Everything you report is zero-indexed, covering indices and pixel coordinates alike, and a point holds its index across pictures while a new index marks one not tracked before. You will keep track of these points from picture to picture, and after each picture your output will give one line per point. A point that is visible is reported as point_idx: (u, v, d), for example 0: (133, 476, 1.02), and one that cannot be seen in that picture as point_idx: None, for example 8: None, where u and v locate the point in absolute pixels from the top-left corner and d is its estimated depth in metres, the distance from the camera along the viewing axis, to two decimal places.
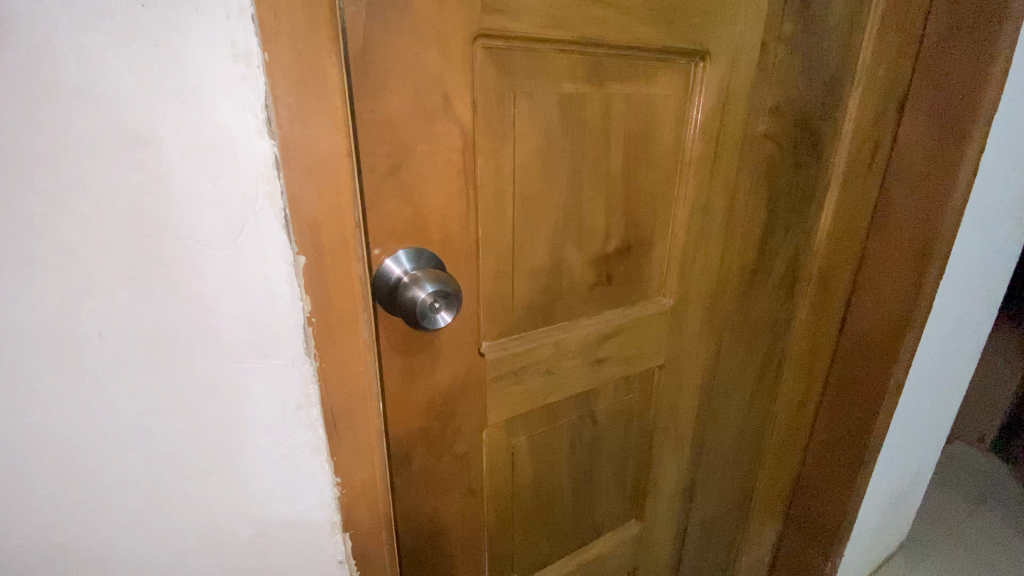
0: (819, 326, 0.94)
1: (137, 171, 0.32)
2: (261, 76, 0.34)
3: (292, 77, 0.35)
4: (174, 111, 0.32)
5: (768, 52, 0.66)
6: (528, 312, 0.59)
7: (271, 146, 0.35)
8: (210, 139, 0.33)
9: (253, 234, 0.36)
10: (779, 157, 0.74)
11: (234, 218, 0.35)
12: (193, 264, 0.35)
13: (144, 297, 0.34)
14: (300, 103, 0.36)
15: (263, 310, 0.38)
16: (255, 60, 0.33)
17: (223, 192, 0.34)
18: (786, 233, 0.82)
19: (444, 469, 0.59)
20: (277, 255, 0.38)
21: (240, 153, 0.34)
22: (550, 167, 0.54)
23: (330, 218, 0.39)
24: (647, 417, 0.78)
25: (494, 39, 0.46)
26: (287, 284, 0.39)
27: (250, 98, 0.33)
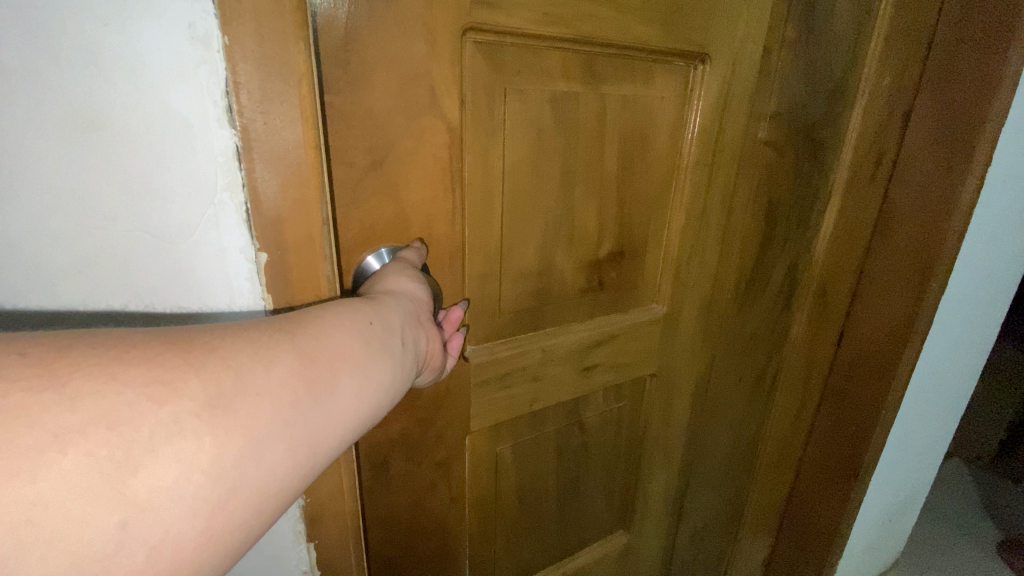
0: (817, 336, 0.94)
1: (86, 162, 0.31)
2: (221, 61, 0.32)
3: (255, 63, 0.32)
4: (125, 96, 0.30)
5: (771, 56, 0.65)
6: (514, 316, 0.57)
7: (231, 135, 0.33)
8: (164, 127, 0.32)
9: (211, 229, 0.35)
10: (779, 164, 0.73)
11: (190, 212, 0.34)
12: (145, 257, 0.34)
13: (94, 287, 0.34)
14: (263, 90, 0.33)
15: (220, 306, 0.38)
16: (214, 43, 0.31)
17: (180, 183, 0.33)
18: (785, 243, 0.81)
19: (422, 476, 0.57)
20: (238, 250, 0.37)
21: (197, 142, 0.33)
22: (540, 167, 0.52)
23: (295, 212, 0.37)
24: (637, 427, 0.76)
25: (483, 33, 0.44)
26: (248, 281, 0.38)
27: (209, 85, 0.32)
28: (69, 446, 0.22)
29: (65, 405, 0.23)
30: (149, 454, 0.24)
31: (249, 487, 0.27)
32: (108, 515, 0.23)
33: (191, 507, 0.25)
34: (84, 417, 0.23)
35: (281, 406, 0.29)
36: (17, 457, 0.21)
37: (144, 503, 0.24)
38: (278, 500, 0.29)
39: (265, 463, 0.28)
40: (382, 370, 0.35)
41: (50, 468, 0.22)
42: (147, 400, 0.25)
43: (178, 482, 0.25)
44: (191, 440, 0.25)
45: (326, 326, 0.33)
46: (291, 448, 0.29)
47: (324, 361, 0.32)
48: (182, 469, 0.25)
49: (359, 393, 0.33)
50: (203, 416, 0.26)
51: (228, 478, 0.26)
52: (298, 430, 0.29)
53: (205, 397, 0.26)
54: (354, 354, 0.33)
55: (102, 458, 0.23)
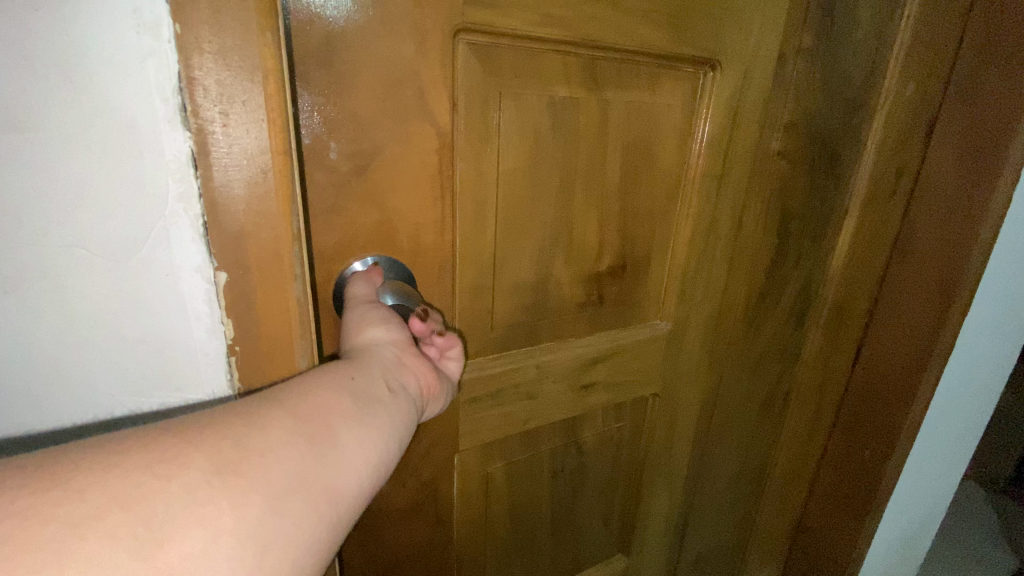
0: (828, 356, 0.91)
1: (15, 165, 0.30)
2: (171, 52, 0.30)
3: (216, 53, 0.31)
4: (61, 91, 0.29)
5: (786, 63, 0.62)
6: (508, 331, 0.55)
7: (185, 138, 0.32)
8: (106, 130, 0.30)
9: (161, 245, 0.34)
10: (793, 176, 0.70)
11: (137, 226, 0.33)
12: (89, 270, 0.33)
13: (30, 300, 0.33)
14: (225, 83, 0.32)
15: (175, 329, 0.36)
16: (164, 32, 0.30)
17: (127, 194, 0.32)
18: (798, 260, 0.77)
19: (408, 496, 0.54)
20: (195, 270, 0.35)
21: (144, 143, 0.32)
22: (536, 176, 0.50)
23: (259, 226, 0.35)
24: (638, 448, 0.73)
25: (478, 35, 0.42)
26: (206, 303, 0.37)
27: (157, 81, 0.31)
28: (87, 531, 0.22)
29: (76, 495, 0.23)
30: (171, 526, 0.24)
31: (282, 547, 0.27)
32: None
33: (230, 571, 0.25)
34: (97, 504, 0.23)
35: (287, 466, 0.28)
36: (40, 551, 0.21)
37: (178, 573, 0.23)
38: (313, 558, 0.28)
39: (288, 519, 0.27)
40: (379, 416, 0.34)
41: (74, 555, 0.22)
42: (155, 477, 0.25)
43: (210, 549, 0.24)
44: (208, 506, 0.25)
45: (314, 386, 0.33)
46: (313, 503, 0.29)
47: (318, 418, 0.31)
48: (208, 535, 0.24)
49: (365, 438, 0.32)
50: (217, 480, 0.26)
51: (257, 537, 0.26)
52: (310, 486, 0.29)
53: (211, 465, 0.26)
54: (346, 406, 0.33)
55: (127, 534, 0.23)
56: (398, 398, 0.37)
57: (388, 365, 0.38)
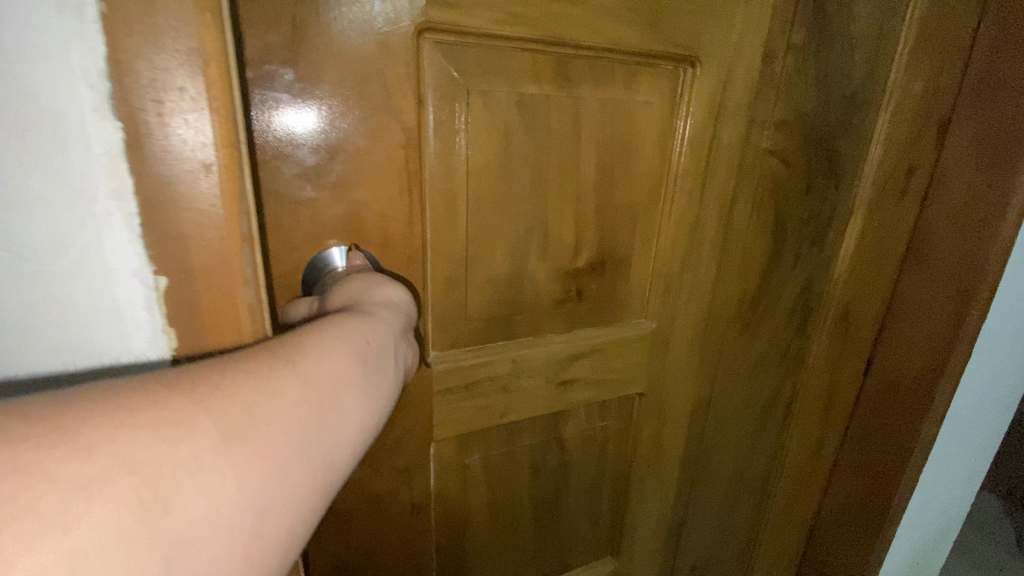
0: (835, 364, 0.88)
1: None
2: (97, 38, 0.30)
3: (147, 35, 0.30)
4: None
5: (774, 60, 0.61)
6: (482, 324, 0.56)
7: (115, 128, 0.32)
8: (31, 123, 0.31)
9: (93, 243, 0.34)
10: (787, 175, 0.68)
11: (64, 224, 0.33)
12: (18, 264, 0.33)
13: None
14: (166, 65, 0.31)
15: (110, 327, 0.36)
16: (89, 17, 0.30)
17: (50, 189, 0.32)
18: (797, 262, 0.75)
19: (383, 482, 0.56)
20: (130, 270, 0.35)
21: (71, 136, 0.32)
22: (508, 172, 0.51)
23: (199, 232, 0.35)
24: (625, 449, 0.72)
25: (443, 34, 0.44)
26: (143, 304, 0.36)
27: (83, 70, 0.31)
28: (94, 496, 0.21)
29: (84, 455, 0.22)
30: (177, 492, 0.23)
31: (278, 515, 0.27)
32: (151, 556, 0.22)
33: (226, 538, 0.24)
34: (104, 467, 0.22)
35: (291, 434, 0.28)
36: (42, 514, 0.20)
37: (176, 540, 0.23)
38: (304, 526, 0.29)
39: (287, 487, 0.27)
40: (378, 389, 0.34)
41: (81, 519, 0.20)
42: (163, 441, 0.24)
43: (213, 515, 0.24)
44: (214, 473, 0.24)
45: (323, 349, 0.32)
46: (311, 473, 0.28)
47: (327, 386, 0.31)
48: (212, 501, 0.24)
49: (362, 413, 0.32)
50: (225, 446, 0.25)
51: (256, 503, 0.26)
52: (309, 456, 0.28)
53: (219, 431, 0.25)
54: (353, 375, 0.33)
55: (135, 501, 0.22)
56: (392, 370, 0.37)
57: (389, 337, 0.38)
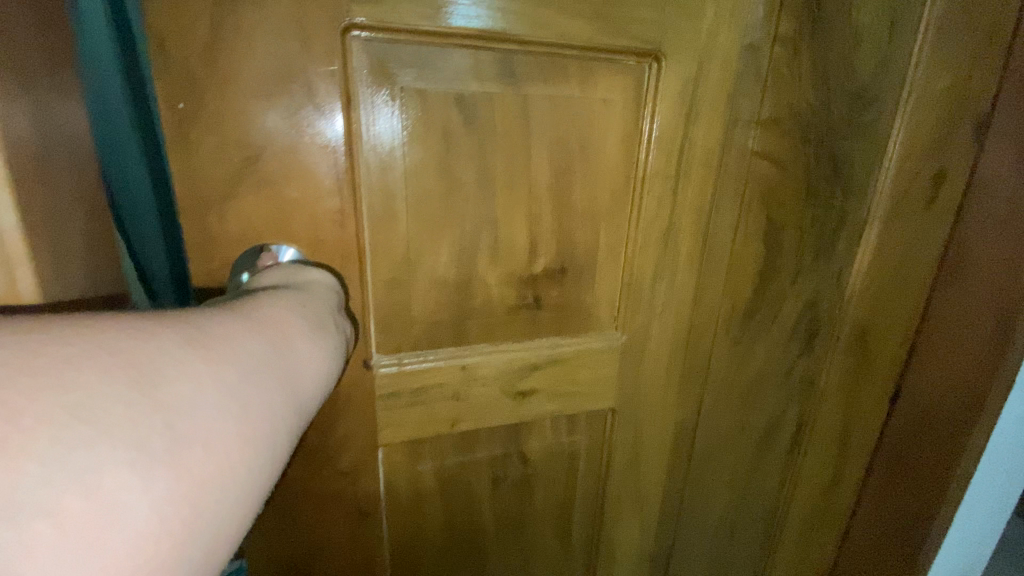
0: (854, 391, 0.79)
1: None
2: None
3: None
4: None
5: (758, 53, 0.56)
6: (429, 328, 0.54)
7: None
8: None
9: None
10: (781, 179, 0.62)
11: None
12: None
13: None
14: None
15: None
16: None
17: None
18: (798, 274, 0.69)
19: (326, 483, 0.55)
20: None
21: None
22: (450, 172, 0.50)
23: None
24: (598, 466, 0.68)
25: (372, 32, 0.44)
26: None
27: None
28: (84, 363, 0.22)
29: (58, 339, 0.23)
30: (163, 371, 0.25)
31: (256, 411, 0.28)
32: (151, 418, 0.23)
33: (219, 416, 0.26)
34: (83, 347, 0.23)
35: (253, 351, 0.30)
36: (37, 374, 0.21)
37: (173, 406, 0.24)
38: (281, 434, 0.30)
39: (261, 391, 0.29)
40: (326, 335, 0.38)
41: (75, 381, 0.22)
42: (132, 336, 0.25)
43: (199, 396, 0.25)
44: (193, 365, 0.26)
45: (269, 300, 0.35)
46: (277, 385, 0.31)
47: (275, 325, 0.34)
48: (196, 385, 0.26)
49: (313, 350, 0.36)
50: (196, 347, 0.27)
51: (238, 396, 0.28)
52: (274, 371, 0.31)
53: (187, 336, 0.27)
54: (299, 321, 0.36)
55: (122, 372, 0.23)
56: (339, 326, 0.41)
57: (331, 300, 0.42)
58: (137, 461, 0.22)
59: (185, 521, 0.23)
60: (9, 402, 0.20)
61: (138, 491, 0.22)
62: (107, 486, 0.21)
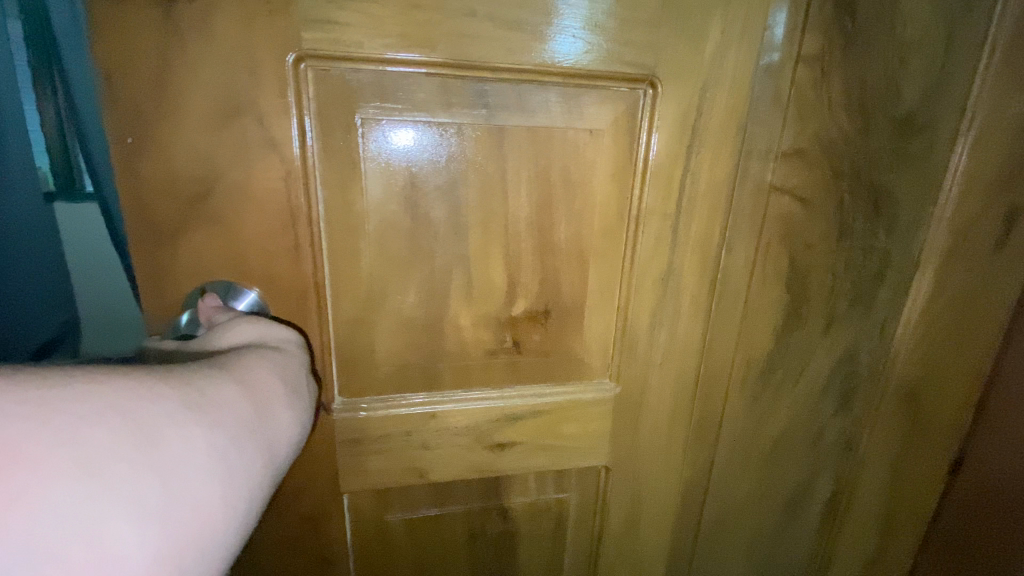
0: (903, 460, 0.68)
1: None
2: None
3: None
4: None
5: (778, 75, 0.49)
6: (396, 372, 0.51)
7: None
8: None
9: None
10: (807, 216, 0.55)
11: None
12: None
13: None
14: None
15: None
16: None
17: None
18: (831, 325, 0.60)
19: (287, 529, 0.53)
20: None
21: None
22: (417, 207, 0.46)
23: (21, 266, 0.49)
24: (590, 527, 0.62)
25: (328, 61, 0.41)
26: None
27: None
28: (96, 422, 0.25)
29: (77, 399, 0.25)
30: (163, 432, 0.27)
31: (242, 473, 0.30)
32: (148, 478, 0.25)
33: (210, 477, 0.28)
34: (98, 407, 0.25)
35: (246, 412, 0.32)
36: (54, 431, 0.23)
37: (169, 468, 0.26)
38: (259, 495, 0.32)
39: (249, 452, 0.31)
40: (310, 394, 0.39)
41: (84, 439, 0.24)
42: (140, 396, 0.27)
43: (194, 458, 0.27)
44: (192, 427, 0.28)
45: (265, 357, 0.37)
46: (261, 449, 0.32)
47: (269, 384, 0.35)
48: (194, 447, 0.28)
49: (301, 410, 0.37)
50: (195, 410, 0.29)
51: (228, 458, 0.29)
52: (263, 432, 0.33)
53: (189, 398, 0.29)
54: (291, 379, 0.38)
55: (126, 432, 0.25)
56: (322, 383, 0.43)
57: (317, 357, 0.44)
58: (136, 516, 0.24)
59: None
60: (26, 456, 0.22)
61: (130, 547, 0.24)
62: (108, 538, 0.23)
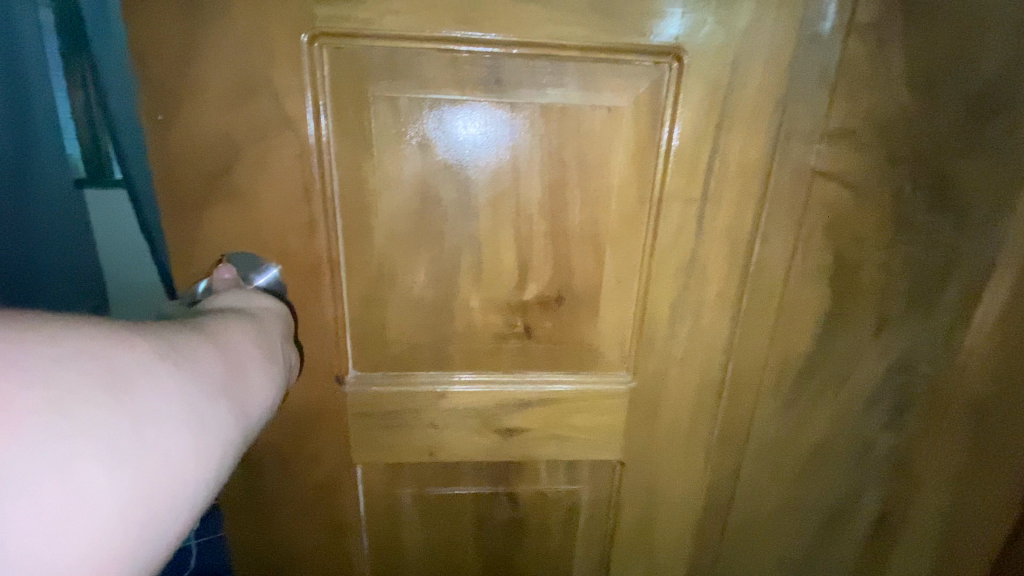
0: (968, 487, 0.60)
1: None
2: None
3: None
4: None
5: (827, 46, 0.44)
6: (405, 350, 0.51)
7: None
8: None
9: None
10: (857, 207, 0.49)
11: None
12: None
13: None
14: None
15: None
16: None
17: None
18: (884, 329, 0.54)
19: (301, 493, 0.55)
20: None
21: None
22: (426, 187, 0.46)
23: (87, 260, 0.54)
24: (602, 521, 0.60)
25: (340, 39, 0.42)
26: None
27: None
28: (66, 362, 0.23)
29: (49, 340, 0.23)
30: (135, 378, 0.25)
31: (218, 431, 0.29)
32: (121, 420, 0.24)
33: (185, 426, 0.27)
34: (70, 348, 0.24)
35: (217, 370, 0.31)
36: (21, 367, 0.22)
37: (145, 412, 0.25)
38: (234, 453, 0.30)
39: (224, 407, 0.30)
40: (278, 363, 0.38)
41: (56, 376, 0.22)
42: (108, 341, 0.25)
43: (168, 406, 0.26)
44: (163, 375, 0.27)
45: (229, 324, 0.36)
46: (235, 407, 0.31)
47: (237, 348, 0.34)
48: (167, 396, 0.26)
49: (269, 375, 0.36)
50: (170, 363, 0.28)
51: (202, 410, 0.28)
52: (235, 390, 0.31)
53: (159, 349, 0.28)
54: (258, 346, 0.36)
55: (97, 372, 0.24)
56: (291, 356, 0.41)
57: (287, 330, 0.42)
58: (109, 458, 0.23)
59: (141, 524, 0.24)
60: None
61: (102, 488, 0.22)
62: (78, 476, 0.22)
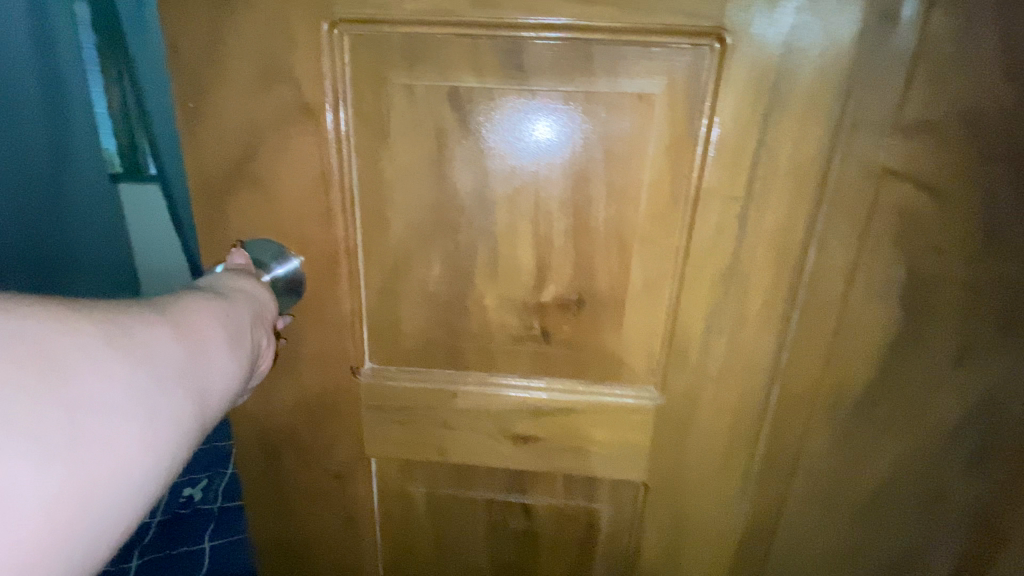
0: None
1: None
2: None
3: None
4: None
5: (906, 20, 0.37)
6: (420, 346, 0.50)
7: None
8: None
9: None
10: (940, 212, 0.41)
11: None
12: None
13: None
14: None
15: None
16: None
17: None
18: (971, 359, 0.45)
19: (318, 480, 0.56)
20: None
21: None
22: (442, 178, 0.44)
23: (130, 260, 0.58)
24: (624, 542, 0.56)
25: (358, 24, 0.41)
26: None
27: None
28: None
29: None
30: (73, 366, 0.25)
31: (169, 420, 0.28)
32: (53, 411, 0.23)
33: (129, 418, 0.26)
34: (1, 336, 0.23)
35: (174, 356, 0.30)
36: None
37: (80, 403, 0.24)
38: (190, 441, 0.30)
39: (178, 395, 0.29)
40: (252, 345, 0.37)
41: None
42: (46, 328, 0.25)
43: (107, 396, 0.25)
44: (104, 362, 0.26)
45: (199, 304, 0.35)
46: (193, 395, 0.30)
47: (203, 330, 0.33)
48: (106, 385, 0.26)
49: (237, 360, 0.35)
50: (113, 349, 0.27)
51: (150, 399, 0.27)
52: (194, 376, 0.31)
53: (105, 334, 0.27)
54: (228, 329, 0.35)
55: (30, 361, 0.23)
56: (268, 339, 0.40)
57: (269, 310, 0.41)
58: (35, 454, 0.22)
59: (76, 518, 0.23)
60: None
61: (29, 482, 0.22)
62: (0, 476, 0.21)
